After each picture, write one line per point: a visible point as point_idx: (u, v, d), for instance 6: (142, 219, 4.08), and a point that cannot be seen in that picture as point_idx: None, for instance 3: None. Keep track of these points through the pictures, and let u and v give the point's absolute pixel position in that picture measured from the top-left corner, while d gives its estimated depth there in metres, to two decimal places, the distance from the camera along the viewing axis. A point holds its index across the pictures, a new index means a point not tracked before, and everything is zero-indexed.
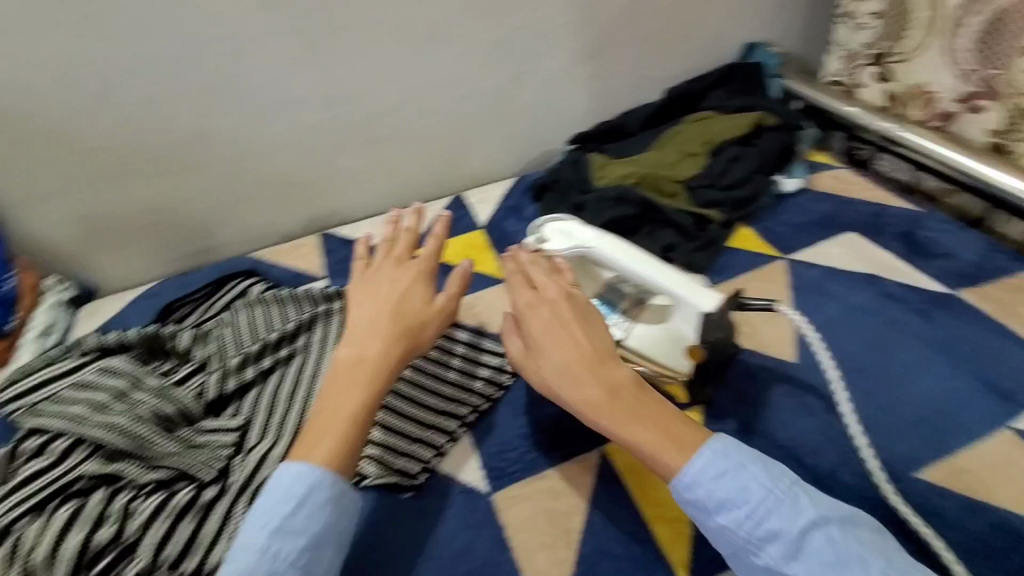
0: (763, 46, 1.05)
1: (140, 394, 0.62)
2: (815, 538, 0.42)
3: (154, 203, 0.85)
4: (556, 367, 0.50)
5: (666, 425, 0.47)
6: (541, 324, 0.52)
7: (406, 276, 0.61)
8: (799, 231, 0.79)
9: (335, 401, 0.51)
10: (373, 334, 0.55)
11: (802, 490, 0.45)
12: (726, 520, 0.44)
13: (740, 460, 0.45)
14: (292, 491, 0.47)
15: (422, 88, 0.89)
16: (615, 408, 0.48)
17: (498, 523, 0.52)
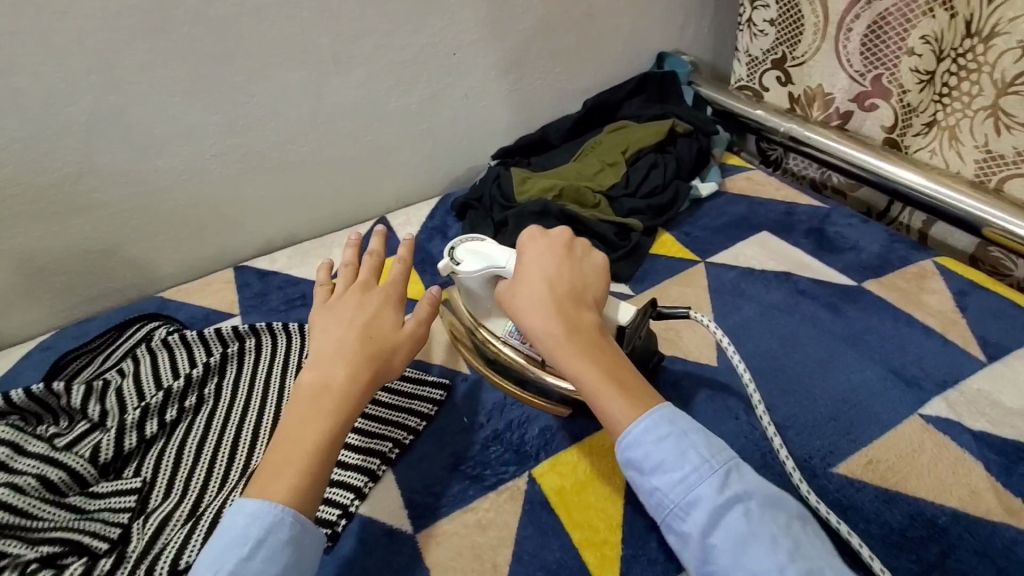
0: (675, 55, 1.08)
1: (23, 462, 0.55)
2: (737, 510, 0.43)
3: (41, 247, 0.78)
4: (535, 301, 0.52)
5: (622, 378, 0.49)
6: (540, 262, 0.55)
7: (374, 299, 0.57)
8: (716, 234, 0.81)
9: (302, 419, 0.48)
10: (340, 356, 0.52)
11: (737, 465, 0.45)
12: (659, 482, 0.45)
13: (684, 430, 0.46)
14: (247, 533, 0.43)
15: (332, 110, 0.86)
16: (574, 351, 0.49)
17: (423, 565, 0.49)
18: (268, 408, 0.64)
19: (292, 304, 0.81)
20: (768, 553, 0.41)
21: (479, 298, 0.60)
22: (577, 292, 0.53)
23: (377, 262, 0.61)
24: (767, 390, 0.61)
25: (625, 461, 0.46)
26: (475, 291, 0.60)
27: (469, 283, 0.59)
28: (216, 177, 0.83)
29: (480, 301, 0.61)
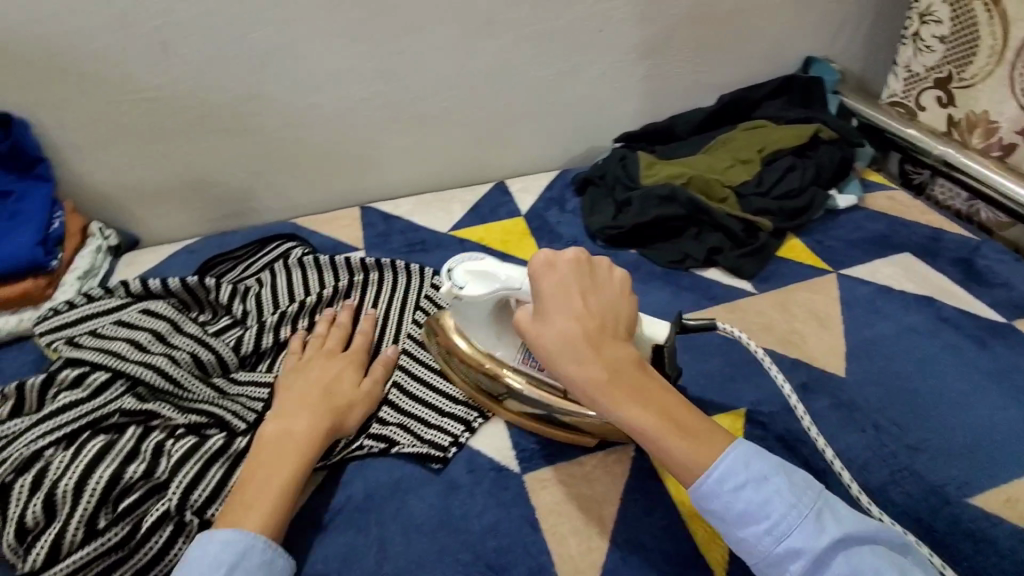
0: (824, 61, 1.04)
1: (179, 339, 0.59)
2: (837, 555, 0.39)
3: (203, 159, 0.85)
4: (562, 345, 0.45)
5: (674, 414, 0.44)
6: (555, 297, 0.47)
7: (339, 363, 0.58)
8: (851, 248, 0.77)
9: (264, 462, 0.48)
10: (305, 407, 0.52)
11: (827, 504, 0.41)
12: (747, 534, 0.41)
13: (763, 472, 0.42)
14: (219, 559, 0.41)
15: (477, 70, 0.88)
16: (622, 393, 0.44)
17: (529, 503, 0.51)
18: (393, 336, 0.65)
19: (412, 248, 0.85)
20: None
21: (483, 324, 0.55)
22: (602, 324, 0.47)
23: (344, 332, 0.62)
24: (896, 410, 0.57)
25: (705, 514, 0.42)
26: (482, 316, 0.54)
27: (476, 308, 0.54)
28: (360, 119, 0.88)
29: (482, 327, 0.55)
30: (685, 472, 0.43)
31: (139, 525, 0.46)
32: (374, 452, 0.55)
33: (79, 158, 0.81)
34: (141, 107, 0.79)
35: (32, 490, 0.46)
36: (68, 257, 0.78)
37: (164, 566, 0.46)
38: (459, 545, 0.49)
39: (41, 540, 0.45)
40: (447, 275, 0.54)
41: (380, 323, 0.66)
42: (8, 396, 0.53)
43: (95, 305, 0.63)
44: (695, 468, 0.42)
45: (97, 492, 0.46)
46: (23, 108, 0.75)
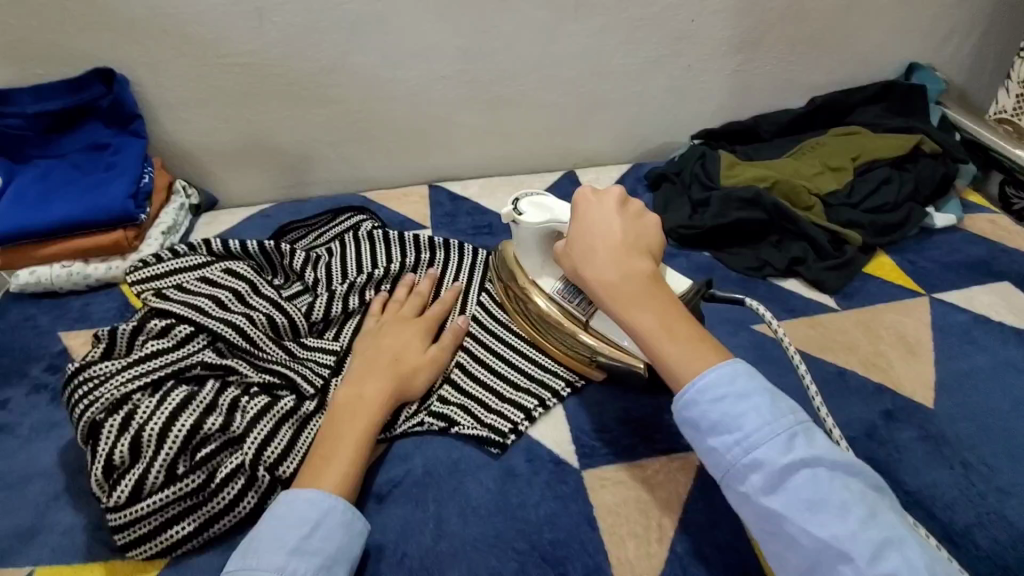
0: (928, 69, 0.96)
1: (256, 300, 0.61)
2: (803, 475, 0.40)
3: (284, 127, 0.87)
4: (585, 252, 0.52)
5: (671, 322, 0.47)
6: (589, 216, 0.53)
7: (410, 330, 0.59)
8: (947, 271, 0.72)
9: (339, 427, 0.49)
10: (371, 372, 0.53)
11: (804, 429, 0.42)
12: (716, 443, 0.43)
13: (746, 390, 0.43)
14: (305, 515, 0.43)
15: (559, 55, 0.87)
16: (627, 294, 0.48)
17: (587, 500, 0.50)
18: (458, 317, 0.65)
19: (479, 231, 0.85)
20: (837, 524, 0.38)
21: (533, 252, 0.61)
22: (626, 241, 0.51)
23: (419, 302, 0.63)
24: (989, 449, 0.53)
25: (681, 421, 0.45)
26: (533, 244, 0.60)
27: (528, 234, 0.60)
28: (438, 98, 0.88)
29: (532, 255, 0.61)
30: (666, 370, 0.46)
31: (213, 475, 0.48)
32: (433, 430, 0.55)
33: (172, 117, 0.84)
34: (231, 72, 0.81)
35: (121, 431, 0.48)
36: (154, 212, 0.82)
37: (231, 519, 0.48)
38: (515, 533, 0.48)
39: (126, 480, 0.47)
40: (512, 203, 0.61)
41: (461, 297, 0.66)
42: (100, 338, 0.56)
43: (180, 261, 0.65)
44: (677, 366, 0.45)
45: (179, 439, 0.48)
46: (126, 65, 0.79)
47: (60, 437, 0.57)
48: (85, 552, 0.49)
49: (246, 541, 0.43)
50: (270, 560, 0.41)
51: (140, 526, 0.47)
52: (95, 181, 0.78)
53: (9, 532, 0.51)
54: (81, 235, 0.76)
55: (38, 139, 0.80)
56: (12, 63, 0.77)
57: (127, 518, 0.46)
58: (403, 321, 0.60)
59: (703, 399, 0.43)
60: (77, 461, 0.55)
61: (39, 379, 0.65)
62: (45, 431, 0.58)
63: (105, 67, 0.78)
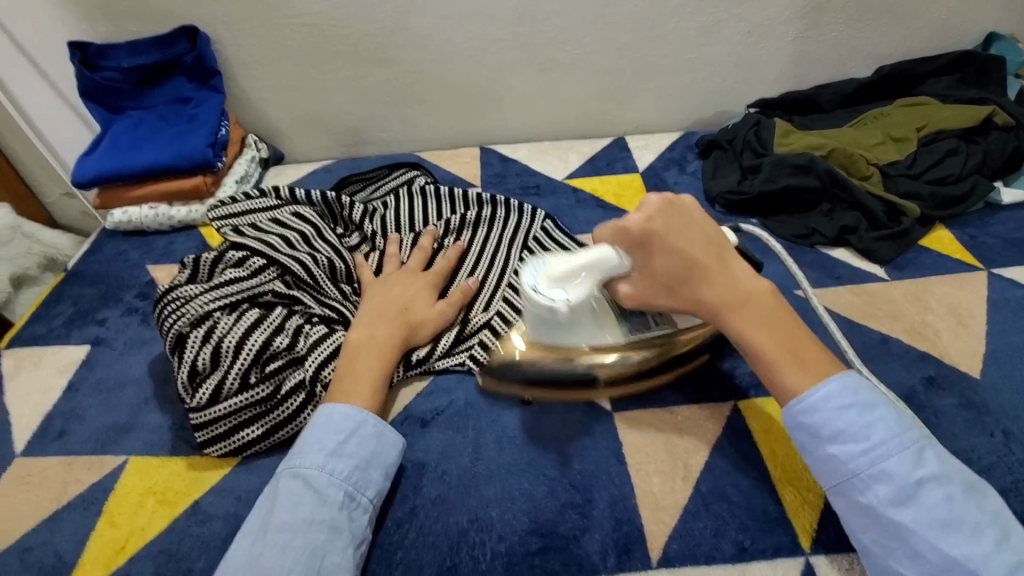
0: (1008, 39, 0.90)
1: (319, 243, 0.66)
2: (935, 493, 0.39)
3: (344, 85, 0.92)
4: (683, 275, 0.46)
5: (792, 343, 0.45)
6: (670, 239, 0.46)
7: (418, 282, 0.62)
8: (1010, 247, 0.69)
9: (355, 364, 0.53)
10: (382, 319, 0.57)
11: (931, 444, 0.41)
12: (837, 452, 0.42)
13: (870, 401, 0.43)
14: (341, 425, 0.48)
15: (614, 19, 0.87)
16: (747, 314, 0.46)
17: (617, 438, 0.53)
18: (492, 270, 0.67)
19: (527, 191, 0.87)
20: (970, 543, 0.37)
21: (579, 328, 0.51)
22: (719, 252, 0.47)
23: (424, 256, 0.67)
24: None
25: (803, 440, 0.44)
26: (579, 320, 0.50)
27: (580, 311, 0.50)
28: (493, 60, 0.90)
29: (584, 329, 0.51)
30: (791, 393, 0.44)
31: (279, 387, 0.54)
32: (472, 370, 0.59)
33: (245, 75, 0.90)
34: (298, 32, 0.86)
35: (202, 342, 0.54)
36: (229, 161, 0.89)
37: (292, 429, 0.54)
38: (546, 461, 0.52)
39: (206, 385, 0.53)
40: (538, 292, 0.49)
41: (465, 255, 0.69)
42: (186, 265, 0.62)
43: (253, 202, 0.71)
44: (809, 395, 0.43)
45: (252, 352, 0.54)
46: (207, 23, 0.85)
47: (149, 352, 0.66)
48: (170, 448, 0.56)
49: (295, 445, 0.48)
50: (313, 459, 0.46)
51: (215, 426, 0.53)
52: (177, 131, 0.86)
53: (109, 425, 0.59)
54: (167, 180, 0.85)
55: (130, 92, 0.88)
56: (111, 20, 0.85)
57: (205, 418, 0.53)
58: (409, 274, 0.63)
59: (833, 415, 0.42)
60: (164, 373, 0.63)
61: (131, 303, 0.73)
62: (137, 346, 0.67)
63: (189, 25, 0.84)
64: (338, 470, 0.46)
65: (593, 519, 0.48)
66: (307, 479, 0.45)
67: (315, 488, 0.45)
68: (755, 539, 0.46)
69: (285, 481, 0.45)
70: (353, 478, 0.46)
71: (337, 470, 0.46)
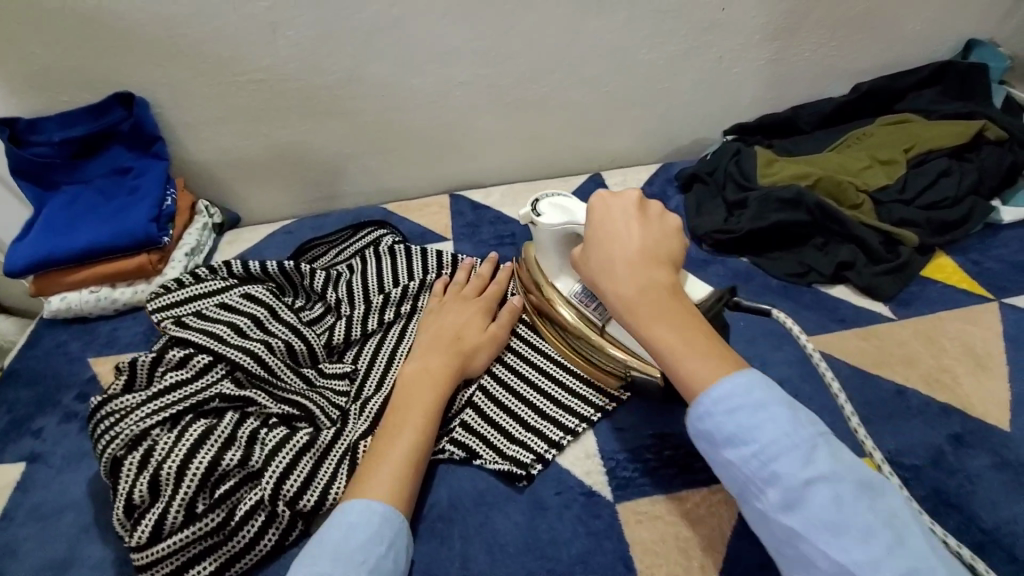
0: (989, 45, 0.88)
1: (275, 326, 0.59)
2: (824, 496, 0.37)
3: (301, 141, 0.86)
4: (598, 261, 0.49)
5: (691, 334, 0.44)
6: (604, 228, 0.50)
7: (471, 308, 0.60)
8: (1017, 272, 0.65)
9: (408, 397, 0.51)
10: (435, 349, 0.55)
11: (827, 441, 0.39)
12: (731, 455, 0.40)
13: (764, 400, 0.40)
14: (382, 533, 0.43)
15: (581, 53, 0.82)
16: (642, 308, 0.45)
17: (623, 537, 0.47)
18: None
19: (502, 241, 0.81)
20: (862, 549, 0.35)
21: (551, 253, 0.58)
22: (646, 252, 0.48)
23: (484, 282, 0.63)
24: None
25: (695, 433, 0.42)
26: (552, 243, 0.57)
27: (545, 235, 0.57)
28: (457, 104, 0.85)
29: (550, 257, 0.58)
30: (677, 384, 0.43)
31: (233, 512, 0.47)
32: (455, 459, 0.53)
33: (190, 137, 0.84)
34: (246, 90, 0.80)
35: (140, 468, 0.47)
36: (178, 233, 0.82)
37: (252, 557, 0.47)
38: (546, 573, 0.46)
39: (147, 518, 0.46)
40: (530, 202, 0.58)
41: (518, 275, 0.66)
42: (121, 370, 0.55)
43: (199, 286, 0.64)
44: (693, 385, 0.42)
45: (197, 476, 0.47)
46: (144, 87, 0.78)
47: (89, 467, 0.58)
48: None
49: (318, 549, 0.41)
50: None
51: (161, 565, 0.46)
52: (119, 206, 0.79)
53: (42, 565, 0.51)
54: (108, 260, 0.77)
55: (65, 166, 0.81)
56: (39, 91, 0.78)
57: (150, 558, 0.46)
58: (466, 298, 0.61)
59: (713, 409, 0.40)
60: (106, 494, 0.55)
61: (70, 407, 0.65)
62: (76, 461, 0.59)
63: (124, 90, 0.78)
64: None
65: None
66: None
67: None
68: None
69: None
70: None
71: None
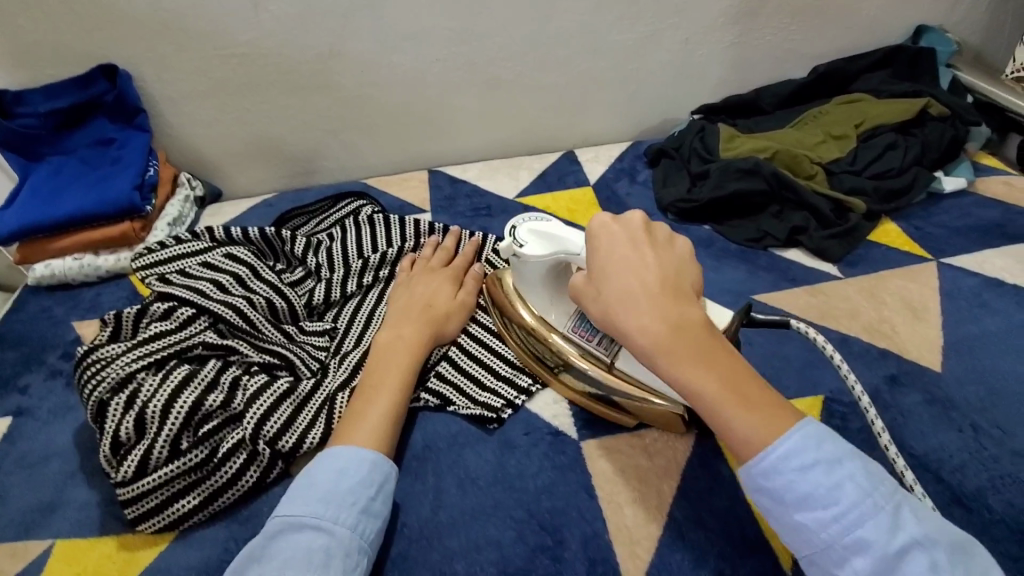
0: (938, 31, 0.93)
1: (257, 284, 0.62)
2: (918, 563, 0.33)
3: (283, 115, 0.88)
4: (621, 296, 0.41)
5: (740, 381, 0.38)
6: (619, 256, 0.42)
7: (439, 277, 0.62)
8: (956, 235, 0.70)
9: (383, 363, 0.52)
10: (408, 318, 0.57)
11: (909, 497, 0.35)
12: (805, 517, 0.35)
13: (836, 455, 0.36)
14: (371, 477, 0.45)
15: (554, 34, 0.86)
16: (682, 352, 0.38)
17: (586, 470, 0.51)
18: None
19: (478, 213, 0.85)
20: None
21: (540, 287, 0.53)
22: (670, 281, 0.41)
23: (447, 256, 0.65)
24: (998, 411, 0.52)
25: (758, 495, 0.37)
26: (539, 277, 0.52)
27: (533, 270, 0.52)
28: (436, 81, 0.87)
29: (540, 291, 0.53)
30: (733, 443, 0.37)
31: (216, 449, 0.50)
32: (430, 406, 0.55)
33: (173, 111, 0.85)
34: (227, 63, 0.82)
35: (125, 408, 0.50)
36: (160, 204, 0.83)
37: (234, 492, 0.50)
38: (514, 501, 0.49)
39: (132, 456, 0.49)
40: (509, 232, 0.52)
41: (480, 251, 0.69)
42: (106, 322, 0.58)
43: (182, 247, 0.66)
44: (757, 442, 0.36)
45: (181, 416, 0.50)
46: (126, 60, 0.80)
47: (75, 420, 0.60)
48: (99, 526, 0.51)
49: (309, 491, 0.43)
50: (345, 517, 0.42)
51: (147, 500, 0.48)
52: (102, 176, 0.80)
53: (29, 509, 0.53)
54: (91, 229, 0.78)
55: (49, 137, 0.82)
56: (21, 64, 0.79)
57: (134, 492, 0.48)
58: (433, 270, 0.63)
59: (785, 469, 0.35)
60: (91, 442, 0.57)
61: (55, 365, 0.67)
62: (61, 414, 0.61)
63: (107, 62, 0.79)
64: (367, 532, 0.43)
65: (567, 562, 0.45)
66: (335, 537, 0.41)
67: (345, 550, 0.41)
68: (735, 565, 0.44)
69: (305, 537, 0.41)
70: (374, 541, 0.44)
71: (366, 531, 0.43)
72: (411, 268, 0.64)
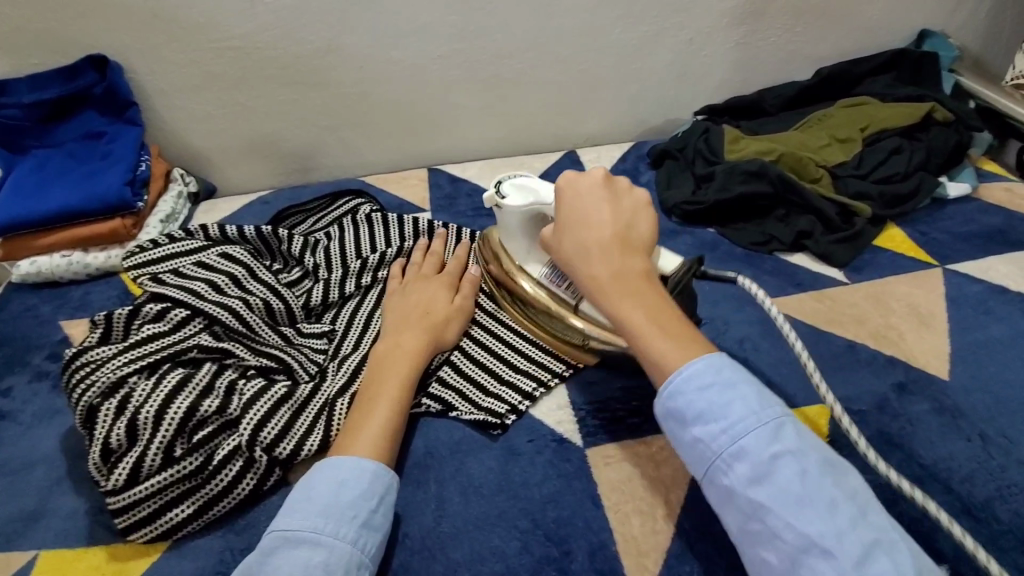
0: (941, 35, 0.93)
1: (253, 285, 0.60)
2: (789, 468, 0.37)
3: (279, 111, 0.86)
4: (574, 241, 0.48)
5: (662, 315, 0.44)
6: (578, 206, 0.50)
7: (434, 284, 0.60)
8: (961, 241, 0.70)
9: (382, 374, 0.51)
10: (406, 326, 0.55)
11: (792, 419, 0.40)
12: (700, 432, 0.40)
13: (732, 378, 0.40)
14: (371, 488, 0.44)
15: (557, 32, 0.84)
16: (615, 287, 0.46)
17: (591, 478, 0.50)
18: None
19: (479, 213, 0.83)
20: (827, 522, 0.35)
21: (518, 237, 0.58)
22: (619, 230, 0.48)
23: (438, 261, 0.64)
24: (1006, 421, 0.51)
25: (663, 411, 0.41)
26: (518, 226, 0.58)
27: (513, 218, 0.57)
28: (436, 78, 0.86)
29: (518, 241, 0.59)
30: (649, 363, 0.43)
31: (212, 456, 0.48)
32: (432, 412, 0.54)
33: (165, 105, 0.83)
34: (222, 56, 0.80)
35: (116, 414, 0.48)
36: (152, 200, 0.81)
37: (230, 501, 0.48)
38: (518, 510, 0.48)
39: (124, 463, 0.47)
40: (494, 184, 0.58)
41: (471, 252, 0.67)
42: (97, 324, 0.56)
43: (176, 245, 0.64)
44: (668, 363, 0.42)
45: (174, 422, 0.48)
46: (117, 50, 0.78)
47: (61, 424, 0.58)
48: (88, 535, 0.49)
49: (308, 502, 0.42)
50: (344, 531, 0.41)
51: (139, 509, 0.47)
52: (91, 170, 0.78)
53: (13, 517, 0.51)
54: (79, 225, 0.76)
55: (36, 130, 0.80)
56: (9, 53, 0.77)
57: (126, 501, 0.47)
58: (427, 276, 0.61)
59: (685, 385, 0.40)
60: (79, 448, 0.55)
61: (41, 367, 0.65)
62: (47, 418, 0.59)
63: (97, 53, 0.77)
64: (367, 546, 0.42)
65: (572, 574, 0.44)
66: (334, 553, 0.40)
67: (344, 566, 0.40)
68: None
69: (304, 553, 0.39)
70: (375, 556, 0.42)
71: (367, 545, 0.42)
72: (403, 275, 0.62)
